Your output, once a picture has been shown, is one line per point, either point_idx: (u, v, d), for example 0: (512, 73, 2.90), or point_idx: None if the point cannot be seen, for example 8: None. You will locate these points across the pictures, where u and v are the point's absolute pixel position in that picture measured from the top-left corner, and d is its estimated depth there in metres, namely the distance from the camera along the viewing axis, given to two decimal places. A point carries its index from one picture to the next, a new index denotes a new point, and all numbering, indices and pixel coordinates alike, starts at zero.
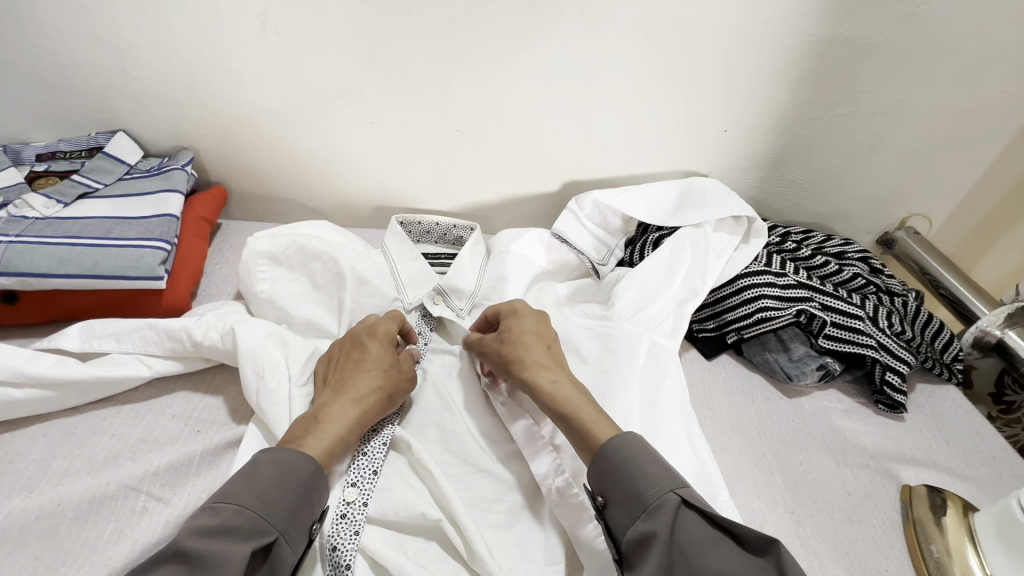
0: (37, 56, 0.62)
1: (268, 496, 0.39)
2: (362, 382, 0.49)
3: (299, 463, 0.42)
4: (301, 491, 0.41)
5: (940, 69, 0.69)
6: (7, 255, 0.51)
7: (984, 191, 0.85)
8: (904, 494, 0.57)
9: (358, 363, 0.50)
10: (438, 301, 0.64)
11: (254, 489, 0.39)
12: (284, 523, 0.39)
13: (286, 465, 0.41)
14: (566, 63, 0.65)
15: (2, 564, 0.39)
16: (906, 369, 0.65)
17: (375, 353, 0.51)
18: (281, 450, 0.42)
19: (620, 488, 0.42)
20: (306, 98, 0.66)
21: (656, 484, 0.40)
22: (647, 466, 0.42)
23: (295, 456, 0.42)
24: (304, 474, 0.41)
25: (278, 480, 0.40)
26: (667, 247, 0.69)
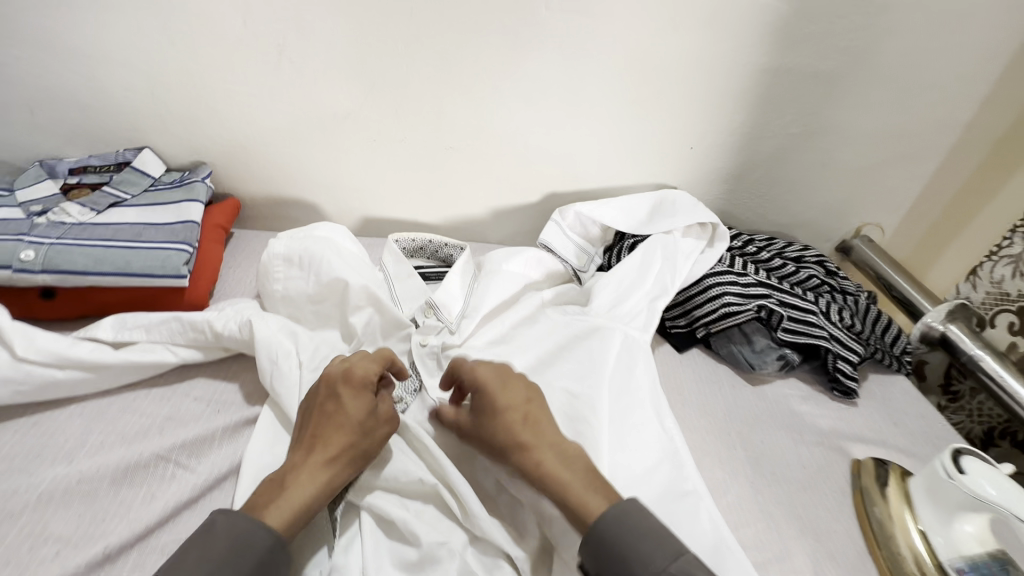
0: (75, 80, 0.69)
1: (224, 570, 0.38)
2: (336, 451, 0.47)
3: (257, 533, 0.40)
4: (258, 564, 0.39)
5: (875, 95, 0.79)
6: (50, 255, 0.57)
7: (928, 202, 0.94)
8: (854, 467, 0.63)
9: (337, 433, 0.47)
10: (429, 314, 0.67)
11: (208, 564, 0.38)
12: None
13: (241, 534, 0.40)
14: (548, 89, 0.73)
15: (50, 520, 0.44)
16: (856, 358, 0.72)
17: (350, 416, 0.48)
18: (239, 517, 0.41)
19: (617, 566, 0.42)
20: (314, 120, 0.74)
21: (653, 564, 0.41)
22: (640, 544, 0.42)
23: (251, 529, 0.40)
24: (262, 550, 0.40)
25: (232, 551, 0.39)
26: (639, 250, 0.76)
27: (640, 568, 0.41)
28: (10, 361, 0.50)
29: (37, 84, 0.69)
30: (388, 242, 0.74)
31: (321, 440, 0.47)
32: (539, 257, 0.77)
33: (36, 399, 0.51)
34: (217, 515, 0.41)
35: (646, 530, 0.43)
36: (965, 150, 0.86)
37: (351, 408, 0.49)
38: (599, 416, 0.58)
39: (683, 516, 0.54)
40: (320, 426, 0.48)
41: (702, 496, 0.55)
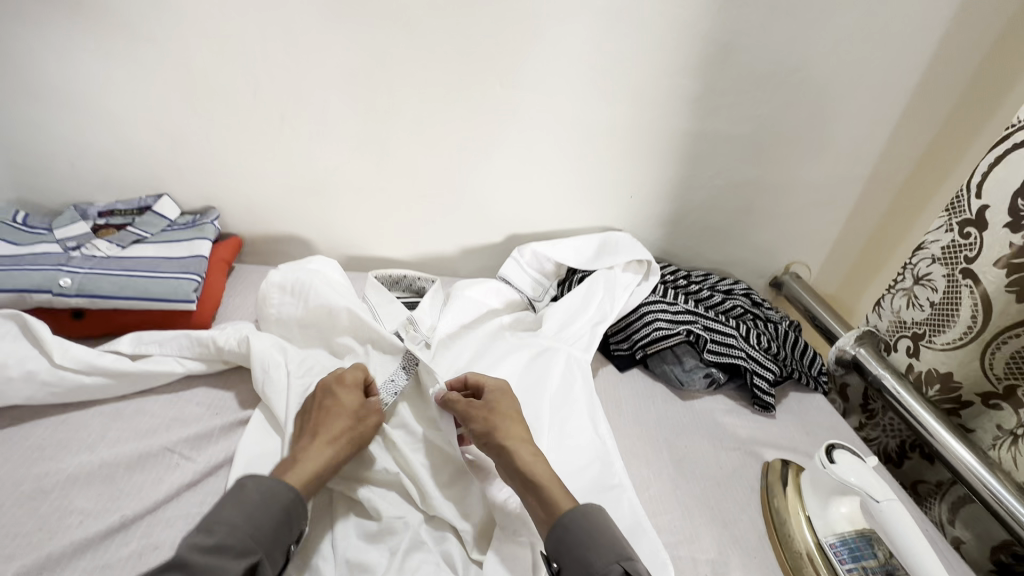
0: (110, 140, 0.82)
1: (255, 518, 0.48)
2: (338, 434, 0.57)
3: (281, 489, 0.51)
4: (281, 517, 0.50)
5: (783, 153, 0.94)
6: (83, 282, 0.68)
7: (844, 243, 1.08)
8: (764, 468, 0.73)
9: (338, 417, 0.59)
10: (409, 328, 0.79)
11: (243, 511, 0.48)
12: (267, 544, 0.48)
13: (270, 488, 0.50)
14: (506, 148, 0.88)
15: (75, 496, 0.53)
16: (770, 375, 0.84)
17: (349, 409, 0.60)
18: (266, 478, 0.51)
19: (574, 557, 0.50)
20: (309, 173, 0.88)
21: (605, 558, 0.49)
22: (600, 538, 0.51)
23: (277, 484, 0.51)
24: (285, 501, 0.51)
25: (254, 520, 0.48)
26: (583, 285, 0.89)
27: (596, 563, 0.49)
28: (47, 367, 0.60)
29: (77, 142, 0.82)
30: (371, 278, 0.86)
31: (324, 427, 0.58)
32: (499, 287, 0.90)
33: (65, 401, 0.61)
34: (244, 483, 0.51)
35: (603, 530, 0.52)
36: (867, 200, 1.01)
37: (348, 400, 0.61)
38: (536, 423, 0.69)
39: (606, 504, 0.64)
40: (321, 417, 0.59)
41: (625, 488, 0.65)
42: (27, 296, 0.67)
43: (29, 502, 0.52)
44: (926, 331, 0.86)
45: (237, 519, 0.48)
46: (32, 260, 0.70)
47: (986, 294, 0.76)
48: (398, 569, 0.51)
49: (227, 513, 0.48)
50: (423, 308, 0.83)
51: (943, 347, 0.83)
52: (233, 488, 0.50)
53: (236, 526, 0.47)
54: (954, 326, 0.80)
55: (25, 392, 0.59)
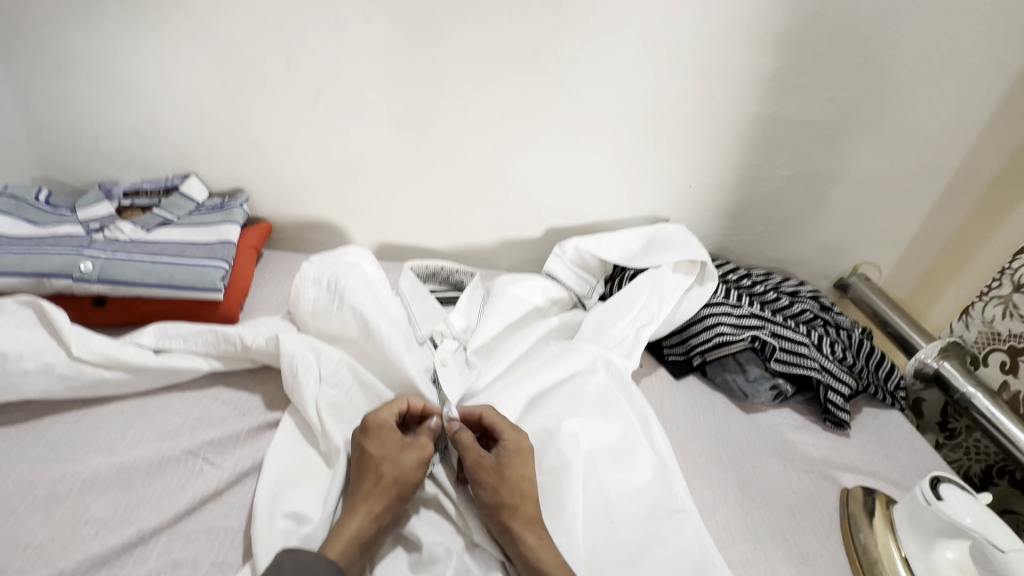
0: (136, 115, 0.77)
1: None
2: (381, 493, 0.50)
3: (322, 565, 0.43)
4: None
5: (865, 141, 0.84)
6: (105, 267, 0.63)
7: (924, 242, 0.97)
8: (842, 495, 0.65)
9: (370, 472, 0.51)
10: (445, 333, 0.72)
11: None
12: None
13: (306, 568, 0.43)
14: (556, 131, 0.80)
15: (91, 504, 0.48)
16: (847, 391, 0.75)
17: (388, 458, 0.52)
18: (301, 553, 0.44)
19: None
20: (343, 155, 0.81)
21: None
22: None
23: (317, 560, 0.43)
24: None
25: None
26: (627, 289, 0.80)
27: None
28: (65, 359, 0.56)
29: (102, 117, 0.78)
30: (406, 270, 0.79)
31: (362, 487, 0.50)
32: (543, 284, 0.82)
33: (84, 396, 0.57)
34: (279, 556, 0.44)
35: None
36: (956, 196, 0.90)
37: (377, 450, 0.52)
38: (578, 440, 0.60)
39: (671, 532, 0.56)
40: (358, 472, 0.52)
41: (692, 514, 0.57)
42: (47, 281, 0.63)
43: (42, 509, 0.47)
44: None
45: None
46: (53, 242, 0.65)
47: None
48: None
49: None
50: (459, 309, 0.76)
51: None
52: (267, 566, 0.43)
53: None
54: None
55: (41, 386, 0.55)
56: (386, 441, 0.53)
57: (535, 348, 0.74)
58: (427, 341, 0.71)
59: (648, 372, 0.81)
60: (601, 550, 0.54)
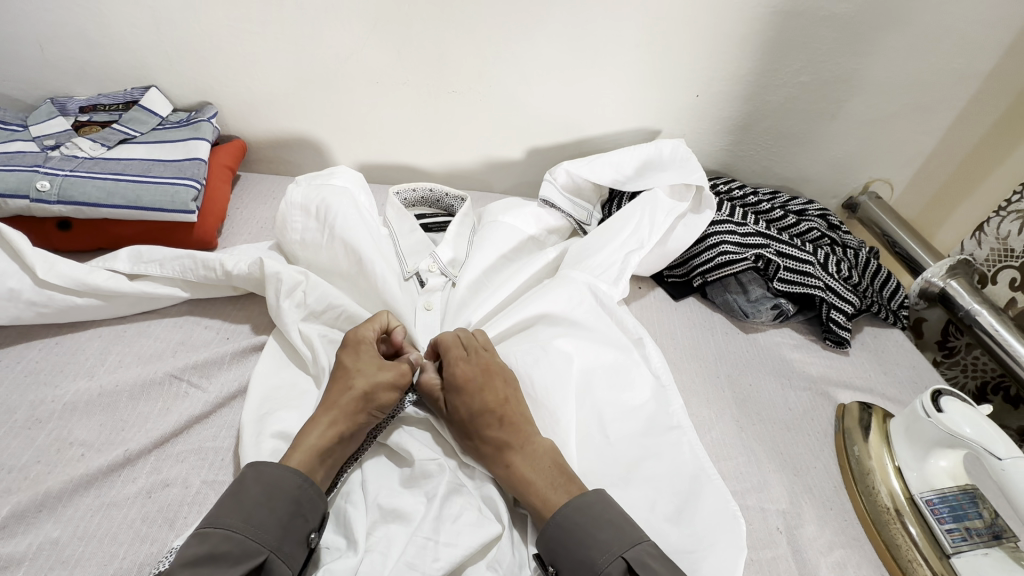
0: (80, 16, 0.69)
1: (256, 516, 0.41)
2: (346, 404, 0.48)
3: (289, 478, 0.43)
4: (291, 508, 0.43)
5: (892, 40, 0.76)
6: (64, 186, 0.59)
7: (943, 156, 0.91)
8: (839, 411, 0.65)
9: (341, 383, 0.49)
10: (433, 269, 0.67)
11: (243, 511, 0.41)
12: (275, 539, 0.41)
13: (272, 482, 0.43)
14: (551, 31, 0.72)
15: (75, 427, 0.47)
16: (850, 309, 0.73)
17: (360, 372, 0.50)
18: (268, 466, 0.44)
19: (572, 557, 0.43)
20: (318, 61, 0.74)
21: (608, 551, 0.43)
22: (598, 533, 0.44)
23: (282, 471, 0.43)
24: (294, 489, 0.43)
25: (266, 501, 0.42)
26: (617, 216, 0.74)
27: (598, 559, 0.43)
28: (32, 285, 0.53)
29: (43, 19, 0.69)
30: (389, 196, 0.73)
31: (327, 400, 0.49)
32: (537, 213, 0.76)
33: (58, 321, 0.54)
34: (246, 470, 0.44)
35: (603, 517, 0.45)
36: (985, 103, 0.83)
37: (350, 362, 0.51)
38: (573, 361, 0.58)
39: (666, 447, 0.55)
40: (329, 386, 0.50)
41: (687, 432, 0.56)
42: (3, 202, 0.58)
43: (24, 432, 0.46)
44: None
45: (237, 520, 0.40)
46: (5, 159, 0.60)
47: None
48: (437, 516, 0.45)
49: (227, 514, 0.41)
50: (448, 240, 0.70)
51: None
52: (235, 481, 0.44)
53: (232, 527, 0.40)
54: None
55: (10, 312, 0.52)
56: (361, 356, 0.51)
57: (529, 278, 0.70)
58: (412, 277, 0.66)
59: (647, 294, 0.79)
60: (595, 460, 0.54)
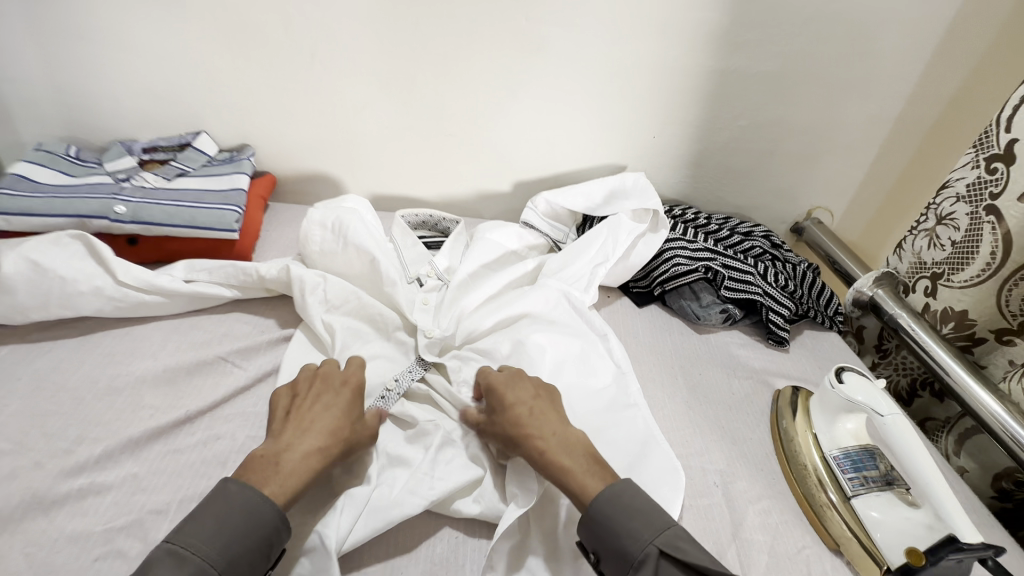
0: (148, 76, 0.85)
1: (231, 548, 0.44)
2: (334, 443, 0.53)
3: (266, 515, 0.46)
4: (263, 543, 0.46)
5: (812, 92, 0.93)
6: (137, 210, 0.73)
7: (871, 188, 1.06)
8: (774, 395, 0.77)
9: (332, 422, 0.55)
10: (431, 274, 0.81)
11: (220, 541, 0.44)
12: (243, 575, 0.44)
13: (252, 516, 0.46)
14: (530, 86, 0.89)
15: (146, 394, 0.59)
16: (786, 312, 0.86)
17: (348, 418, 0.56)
18: (250, 493, 0.47)
19: (611, 544, 0.49)
20: (338, 110, 0.90)
21: (641, 540, 0.48)
22: (629, 522, 0.49)
23: (263, 508, 0.46)
24: (269, 527, 0.46)
25: (243, 531, 0.45)
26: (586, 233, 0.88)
27: (632, 548, 0.48)
28: (112, 284, 0.65)
29: (118, 79, 0.85)
30: (398, 218, 0.87)
31: (318, 433, 0.54)
32: (520, 232, 0.90)
33: (129, 315, 0.67)
34: (226, 494, 0.46)
35: (633, 509, 0.50)
36: (898, 143, 0.99)
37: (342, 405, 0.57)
38: (545, 354, 0.69)
39: (624, 420, 0.67)
40: (315, 420, 0.55)
41: (642, 408, 0.69)
42: (87, 221, 0.72)
43: (106, 397, 0.58)
44: (946, 270, 0.86)
45: (212, 550, 0.43)
46: (88, 189, 0.75)
47: (1008, 231, 0.76)
48: (432, 460, 0.56)
49: (204, 538, 0.44)
50: (444, 252, 0.85)
51: (961, 285, 0.83)
52: (217, 495, 0.47)
53: (207, 558, 0.43)
54: (973, 262, 0.81)
55: (94, 306, 0.65)
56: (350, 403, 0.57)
57: (511, 286, 0.83)
58: (414, 282, 0.80)
59: (614, 301, 0.92)
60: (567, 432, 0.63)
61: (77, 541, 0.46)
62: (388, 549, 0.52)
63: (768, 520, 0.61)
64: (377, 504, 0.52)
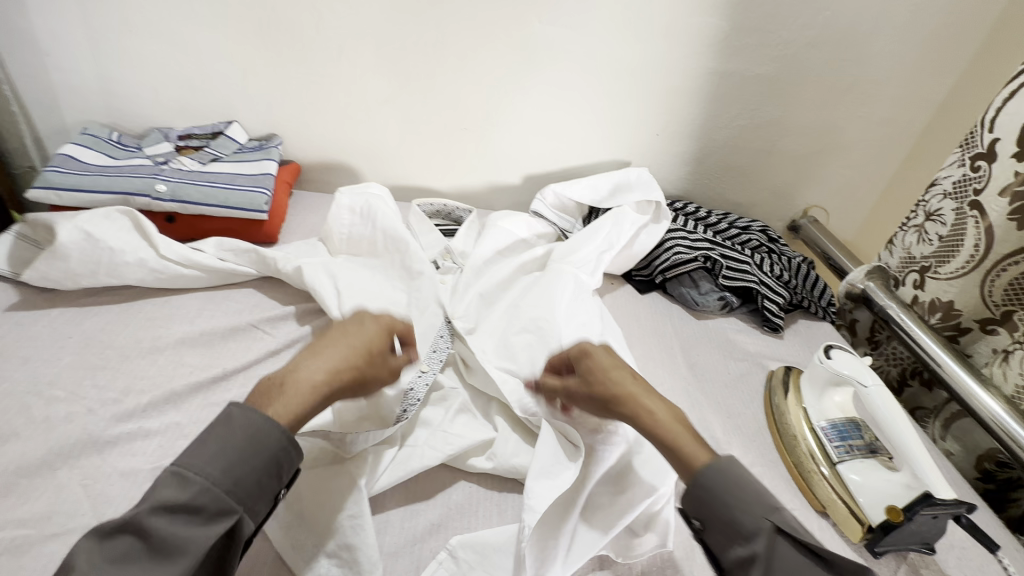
0: (186, 68, 0.91)
1: (234, 470, 0.44)
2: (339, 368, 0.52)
3: (271, 433, 0.46)
4: (268, 464, 0.46)
5: (808, 94, 0.98)
6: (175, 189, 0.79)
7: (866, 187, 1.11)
8: (768, 375, 0.81)
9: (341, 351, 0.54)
10: (447, 258, 0.87)
11: (224, 464, 0.44)
12: (248, 499, 0.44)
13: (255, 435, 0.45)
14: (543, 85, 0.94)
15: (186, 354, 0.64)
16: (781, 300, 0.90)
17: (359, 349, 0.55)
18: (255, 414, 0.47)
19: (716, 515, 0.48)
20: (361, 103, 0.96)
21: (755, 516, 0.46)
22: (742, 494, 0.47)
23: (268, 425, 0.46)
24: (273, 449, 0.46)
25: (247, 447, 0.45)
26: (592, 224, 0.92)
27: (745, 520, 0.46)
28: (154, 257, 0.71)
29: (158, 70, 0.91)
30: (414, 206, 0.93)
31: (328, 357, 0.53)
32: (530, 221, 0.96)
33: (168, 286, 0.72)
34: (232, 412, 0.46)
35: (744, 483, 0.48)
36: (890, 143, 1.04)
37: (356, 338, 0.56)
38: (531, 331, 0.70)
39: None
40: (328, 347, 0.54)
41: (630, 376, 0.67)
42: (131, 199, 0.78)
43: (149, 355, 0.63)
44: (933, 263, 0.91)
45: (215, 471, 0.43)
46: (130, 170, 0.81)
47: (989, 226, 0.80)
48: (449, 420, 0.62)
49: (205, 461, 0.43)
50: (459, 237, 0.91)
51: (947, 277, 0.88)
52: (220, 419, 0.46)
53: (212, 479, 0.43)
54: (958, 256, 0.85)
55: (138, 275, 0.70)
56: (364, 340, 0.56)
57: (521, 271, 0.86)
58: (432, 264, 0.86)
59: (617, 288, 0.97)
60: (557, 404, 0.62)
61: (129, 476, 0.51)
62: (408, 497, 0.57)
63: None
64: (402, 457, 0.58)
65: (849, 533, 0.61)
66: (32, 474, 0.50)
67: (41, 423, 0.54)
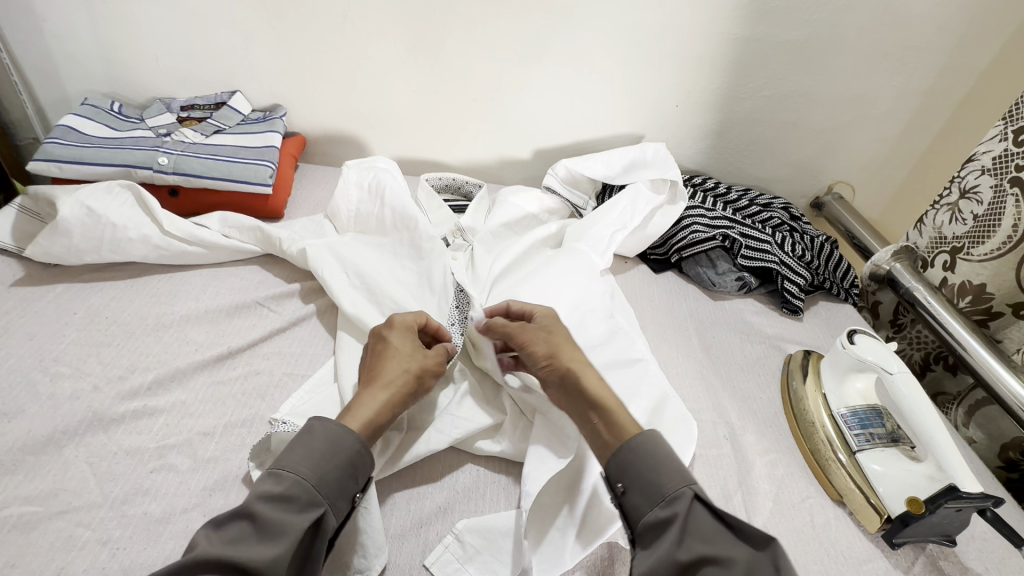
0: (187, 35, 0.88)
1: (322, 468, 0.46)
2: (393, 379, 0.54)
3: (347, 439, 0.48)
4: (347, 465, 0.48)
5: (839, 62, 0.92)
6: (178, 162, 0.77)
7: (897, 162, 1.05)
8: (785, 359, 0.79)
9: (387, 361, 0.56)
10: (457, 235, 0.84)
11: (310, 461, 0.46)
12: (333, 495, 0.46)
13: (335, 439, 0.48)
14: (557, 53, 0.90)
15: (191, 331, 0.64)
16: (802, 281, 0.86)
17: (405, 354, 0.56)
18: (332, 424, 0.49)
19: (640, 478, 0.48)
20: (366, 72, 0.92)
21: (676, 481, 0.47)
22: (667, 464, 0.49)
23: (345, 435, 0.48)
24: (351, 450, 0.48)
25: (328, 450, 0.47)
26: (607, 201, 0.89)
27: (666, 485, 0.47)
28: (158, 233, 0.69)
29: (158, 37, 0.88)
30: (422, 180, 0.90)
31: (376, 371, 0.55)
32: (542, 196, 0.93)
33: (173, 262, 0.71)
34: (313, 423, 0.49)
35: (670, 453, 0.50)
36: (925, 115, 0.98)
37: (396, 346, 0.57)
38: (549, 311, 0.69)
39: (632, 373, 0.66)
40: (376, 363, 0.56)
41: (649, 361, 0.67)
42: (133, 171, 0.77)
43: (154, 332, 0.63)
44: (966, 243, 0.86)
45: (304, 467, 0.46)
46: (133, 142, 0.79)
47: None
48: (457, 402, 0.61)
49: (295, 459, 0.46)
50: (469, 214, 0.88)
51: (980, 259, 0.84)
52: (302, 432, 0.48)
53: (302, 474, 0.45)
54: (994, 237, 0.81)
55: (142, 252, 0.69)
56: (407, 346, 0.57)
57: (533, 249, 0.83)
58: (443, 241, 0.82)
59: (631, 267, 0.94)
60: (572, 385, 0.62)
61: (135, 454, 0.51)
62: (415, 480, 0.56)
63: (774, 471, 0.64)
64: (408, 442, 0.57)
65: (865, 523, 0.59)
66: (39, 451, 0.50)
67: (47, 400, 0.54)
